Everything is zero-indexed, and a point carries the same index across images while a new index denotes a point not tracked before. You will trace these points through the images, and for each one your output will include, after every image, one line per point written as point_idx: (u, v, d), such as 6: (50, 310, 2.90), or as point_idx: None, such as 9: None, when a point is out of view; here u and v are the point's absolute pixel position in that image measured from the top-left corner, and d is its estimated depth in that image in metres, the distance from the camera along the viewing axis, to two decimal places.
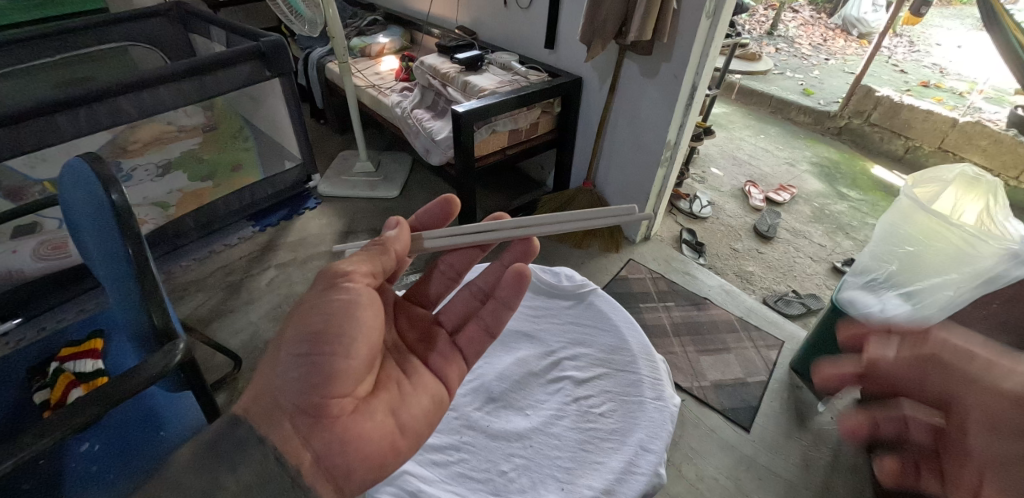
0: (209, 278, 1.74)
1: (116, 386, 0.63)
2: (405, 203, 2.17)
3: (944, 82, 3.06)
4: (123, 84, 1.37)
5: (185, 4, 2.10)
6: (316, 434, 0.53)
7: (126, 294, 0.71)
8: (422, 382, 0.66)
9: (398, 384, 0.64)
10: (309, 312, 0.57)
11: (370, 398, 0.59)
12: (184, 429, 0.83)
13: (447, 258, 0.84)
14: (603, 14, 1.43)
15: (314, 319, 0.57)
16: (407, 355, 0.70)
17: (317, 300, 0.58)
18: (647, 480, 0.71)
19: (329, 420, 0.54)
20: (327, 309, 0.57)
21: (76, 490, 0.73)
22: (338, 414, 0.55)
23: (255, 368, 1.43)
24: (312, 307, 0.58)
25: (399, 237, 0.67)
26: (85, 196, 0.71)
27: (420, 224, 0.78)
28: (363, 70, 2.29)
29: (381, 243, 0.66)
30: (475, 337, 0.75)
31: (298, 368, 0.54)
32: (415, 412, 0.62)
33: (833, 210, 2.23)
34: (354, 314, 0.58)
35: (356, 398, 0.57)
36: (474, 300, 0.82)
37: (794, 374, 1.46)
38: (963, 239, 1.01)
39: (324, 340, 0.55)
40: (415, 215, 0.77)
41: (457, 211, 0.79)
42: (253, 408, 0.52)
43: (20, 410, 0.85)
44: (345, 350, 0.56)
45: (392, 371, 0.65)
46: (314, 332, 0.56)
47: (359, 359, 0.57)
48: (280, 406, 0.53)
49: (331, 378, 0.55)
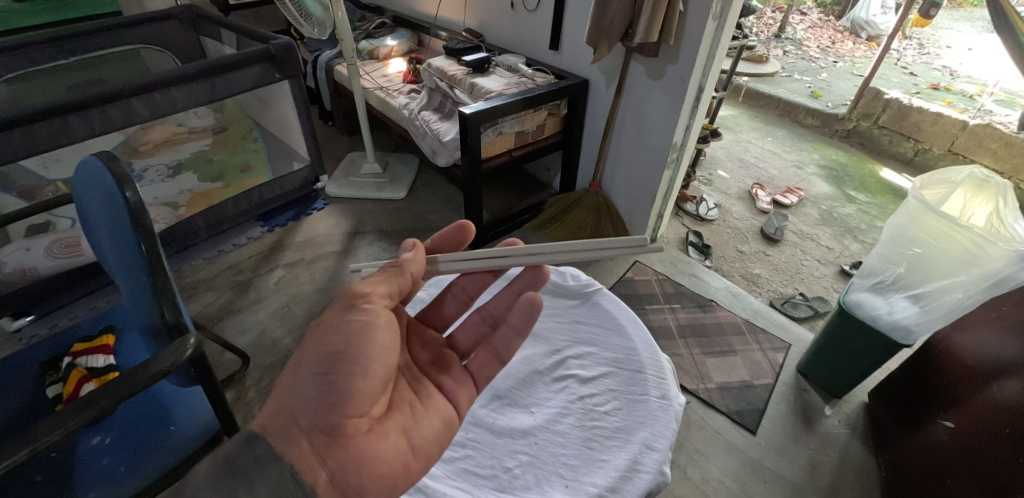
0: (218, 278, 1.76)
1: (128, 380, 0.64)
2: (412, 204, 2.19)
3: (954, 85, 3.03)
4: (137, 85, 1.39)
5: (197, 8, 2.14)
6: (332, 453, 0.54)
7: (138, 289, 0.72)
8: (434, 404, 0.66)
9: (411, 404, 0.64)
10: (326, 331, 0.55)
11: (384, 418, 0.59)
12: (194, 424, 0.84)
13: (461, 279, 0.83)
14: (609, 17, 1.44)
15: (332, 340, 0.55)
16: (419, 374, 0.69)
17: (335, 320, 0.56)
18: (651, 478, 0.71)
19: (344, 440, 0.54)
20: (346, 330, 0.55)
21: (88, 483, 0.74)
22: (353, 434, 0.55)
23: (263, 366, 1.44)
24: (330, 326, 0.56)
25: (415, 259, 0.65)
26: (100, 194, 0.73)
27: (435, 246, 0.77)
28: (371, 72, 2.32)
29: (399, 264, 0.64)
30: (487, 361, 0.74)
31: (315, 387, 0.53)
32: (427, 435, 0.62)
33: (842, 213, 2.21)
34: (372, 335, 0.56)
35: (371, 418, 0.57)
36: (485, 322, 0.80)
37: (801, 377, 1.45)
38: (973, 242, 0.99)
39: (343, 361, 0.54)
40: (430, 240, 0.77)
41: (471, 238, 0.78)
42: (270, 424, 0.54)
43: (34, 404, 0.87)
44: (364, 371, 0.55)
45: (404, 391, 0.64)
46: (333, 352, 0.54)
47: (376, 381, 0.55)
48: (297, 424, 0.54)
49: (348, 399, 0.53)
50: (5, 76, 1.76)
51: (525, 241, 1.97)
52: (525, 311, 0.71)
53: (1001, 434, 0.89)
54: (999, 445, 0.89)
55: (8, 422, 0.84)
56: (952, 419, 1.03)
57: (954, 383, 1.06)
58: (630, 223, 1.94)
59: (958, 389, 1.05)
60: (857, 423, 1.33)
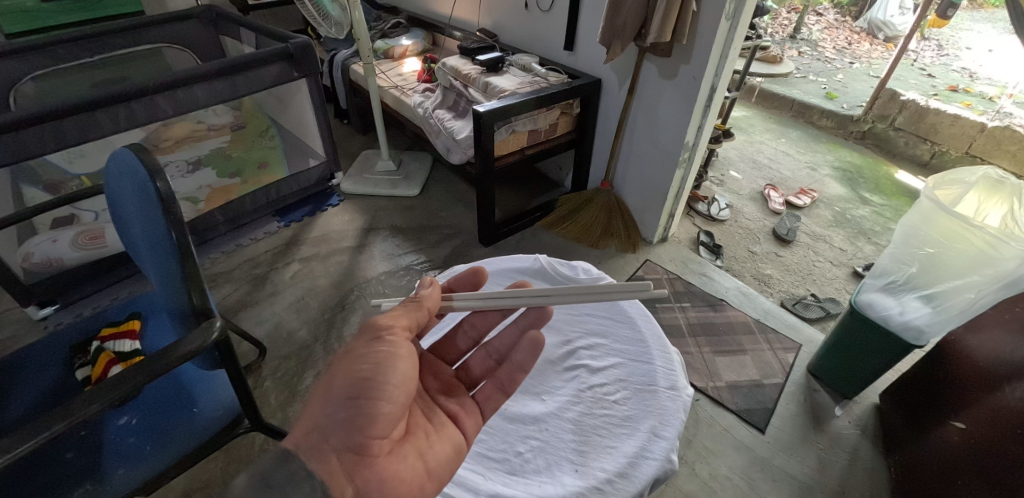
0: (236, 271, 1.80)
1: (158, 361, 0.67)
2: (425, 201, 2.22)
3: (973, 86, 2.99)
4: (160, 82, 1.44)
5: (217, 8, 2.20)
6: (360, 471, 0.54)
7: (168, 276, 0.75)
8: (448, 430, 0.67)
9: (426, 429, 0.65)
10: (354, 360, 0.59)
11: (402, 442, 0.61)
12: (216, 406, 0.88)
13: (473, 316, 0.85)
14: (623, 18, 1.46)
15: (360, 367, 0.59)
16: (430, 403, 0.71)
17: (362, 351, 0.60)
18: (659, 465, 0.73)
19: (370, 458, 0.55)
20: (372, 358, 0.59)
21: (116, 461, 0.78)
22: (378, 453, 0.56)
23: (280, 357, 1.48)
24: (357, 356, 0.60)
25: (432, 295, 0.70)
26: (132, 184, 0.76)
27: (452, 287, 0.80)
28: (386, 71, 2.36)
29: (417, 300, 0.69)
30: (494, 392, 0.75)
31: (344, 409, 0.56)
32: (442, 459, 0.64)
33: (856, 215, 2.20)
34: (395, 364, 0.60)
35: (392, 440, 0.59)
36: (491, 357, 0.81)
37: (812, 377, 1.45)
38: (986, 242, 0.99)
39: (371, 386, 0.57)
40: (448, 281, 0.81)
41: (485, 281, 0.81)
42: (302, 443, 0.54)
43: (65, 385, 0.91)
44: (388, 395, 0.58)
45: (419, 418, 0.66)
46: (361, 378, 0.58)
47: (398, 405, 0.59)
48: (327, 443, 0.54)
49: (375, 419, 0.56)
50: (32, 73, 1.83)
51: (537, 239, 1.99)
52: (528, 348, 0.75)
53: (1012, 434, 0.89)
54: (1010, 445, 0.89)
55: (41, 402, 0.88)
56: (964, 419, 1.03)
57: (965, 384, 1.06)
58: (641, 223, 1.96)
59: (969, 390, 1.04)
60: (868, 423, 1.33)
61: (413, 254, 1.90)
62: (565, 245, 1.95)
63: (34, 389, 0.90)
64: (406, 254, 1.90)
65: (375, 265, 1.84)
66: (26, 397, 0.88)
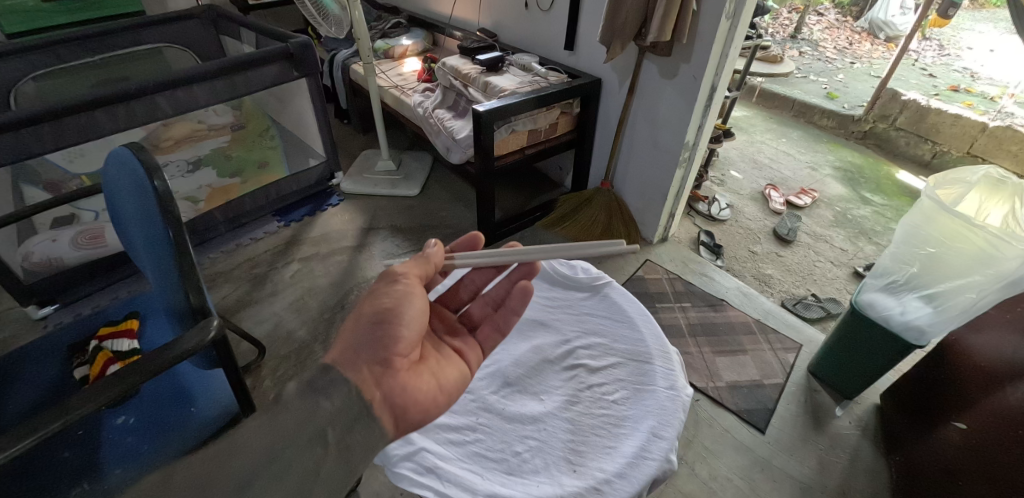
0: (236, 270, 1.80)
1: (155, 359, 0.66)
2: (425, 201, 2.21)
3: (974, 86, 2.98)
4: (160, 82, 1.44)
5: (218, 8, 2.20)
6: (386, 380, 0.57)
7: (166, 275, 0.75)
8: (457, 361, 0.70)
9: (436, 356, 0.68)
10: (374, 296, 0.64)
11: (417, 364, 0.63)
12: (214, 406, 0.87)
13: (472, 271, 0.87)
14: (623, 17, 1.45)
15: (381, 301, 0.63)
16: (438, 339, 0.73)
17: (381, 289, 0.65)
18: (658, 465, 0.72)
19: (392, 370, 0.58)
20: (391, 294, 0.64)
21: (113, 461, 0.78)
22: (398, 368, 0.59)
23: (279, 356, 1.48)
24: (377, 294, 0.64)
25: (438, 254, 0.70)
26: (130, 183, 0.76)
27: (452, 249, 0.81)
28: (386, 70, 2.36)
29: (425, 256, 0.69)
30: (493, 333, 0.77)
31: (371, 331, 0.60)
32: (454, 381, 0.66)
33: (856, 215, 2.19)
34: (411, 301, 0.64)
35: (410, 360, 0.62)
36: (490, 304, 0.82)
37: (812, 377, 1.44)
38: (987, 242, 0.99)
39: (392, 314, 0.61)
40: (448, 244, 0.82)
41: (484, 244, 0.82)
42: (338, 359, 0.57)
43: (63, 384, 0.91)
44: (405, 321, 0.62)
45: (430, 349, 0.69)
46: (382, 310, 0.62)
47: (415, 331, 0.62)
48: (359, 356, 0.57)
49: (395, 340, 0.60)
50: (33, 73, 1.83)
51: (537, 238, 1.98)
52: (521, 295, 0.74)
53: (1014, 434, 0.89)
54: (1011, 445, 0.89)
55: (38, 401, 0.88)
56: (965, 420, 1.02)
57: (965, 385, 1.06)
58: (642, 223, 1.95)
59: (971, 390, 1.04)
60: (869, 424, 1.32)
61: (413, 253, 1.90)
62: (565, 245, 1.95)
63: (32, 388, 0.89)
64: (405, 253, 1.90)
65: (375, 264, 1.84)
66: (24, 396, 0.88)
